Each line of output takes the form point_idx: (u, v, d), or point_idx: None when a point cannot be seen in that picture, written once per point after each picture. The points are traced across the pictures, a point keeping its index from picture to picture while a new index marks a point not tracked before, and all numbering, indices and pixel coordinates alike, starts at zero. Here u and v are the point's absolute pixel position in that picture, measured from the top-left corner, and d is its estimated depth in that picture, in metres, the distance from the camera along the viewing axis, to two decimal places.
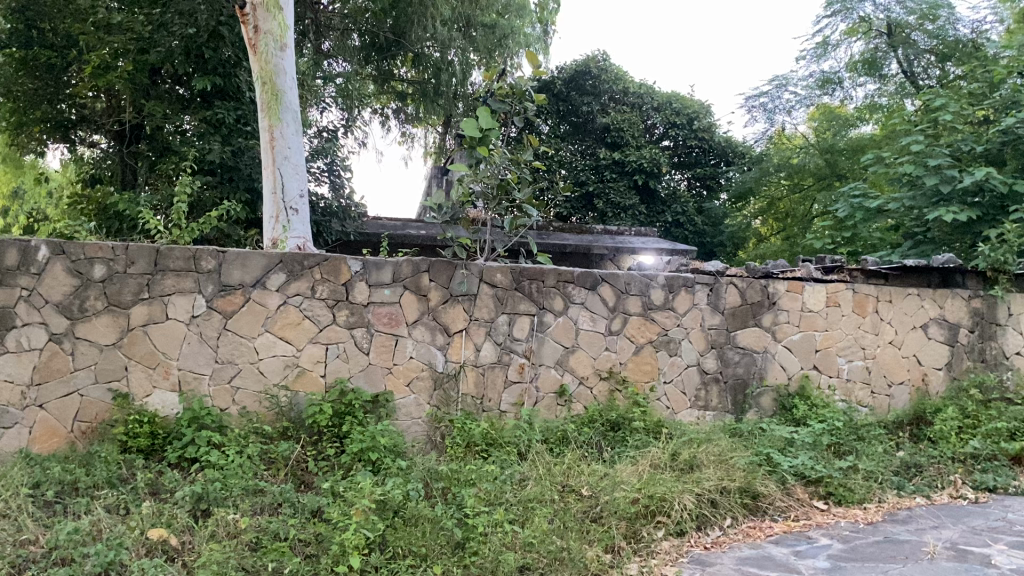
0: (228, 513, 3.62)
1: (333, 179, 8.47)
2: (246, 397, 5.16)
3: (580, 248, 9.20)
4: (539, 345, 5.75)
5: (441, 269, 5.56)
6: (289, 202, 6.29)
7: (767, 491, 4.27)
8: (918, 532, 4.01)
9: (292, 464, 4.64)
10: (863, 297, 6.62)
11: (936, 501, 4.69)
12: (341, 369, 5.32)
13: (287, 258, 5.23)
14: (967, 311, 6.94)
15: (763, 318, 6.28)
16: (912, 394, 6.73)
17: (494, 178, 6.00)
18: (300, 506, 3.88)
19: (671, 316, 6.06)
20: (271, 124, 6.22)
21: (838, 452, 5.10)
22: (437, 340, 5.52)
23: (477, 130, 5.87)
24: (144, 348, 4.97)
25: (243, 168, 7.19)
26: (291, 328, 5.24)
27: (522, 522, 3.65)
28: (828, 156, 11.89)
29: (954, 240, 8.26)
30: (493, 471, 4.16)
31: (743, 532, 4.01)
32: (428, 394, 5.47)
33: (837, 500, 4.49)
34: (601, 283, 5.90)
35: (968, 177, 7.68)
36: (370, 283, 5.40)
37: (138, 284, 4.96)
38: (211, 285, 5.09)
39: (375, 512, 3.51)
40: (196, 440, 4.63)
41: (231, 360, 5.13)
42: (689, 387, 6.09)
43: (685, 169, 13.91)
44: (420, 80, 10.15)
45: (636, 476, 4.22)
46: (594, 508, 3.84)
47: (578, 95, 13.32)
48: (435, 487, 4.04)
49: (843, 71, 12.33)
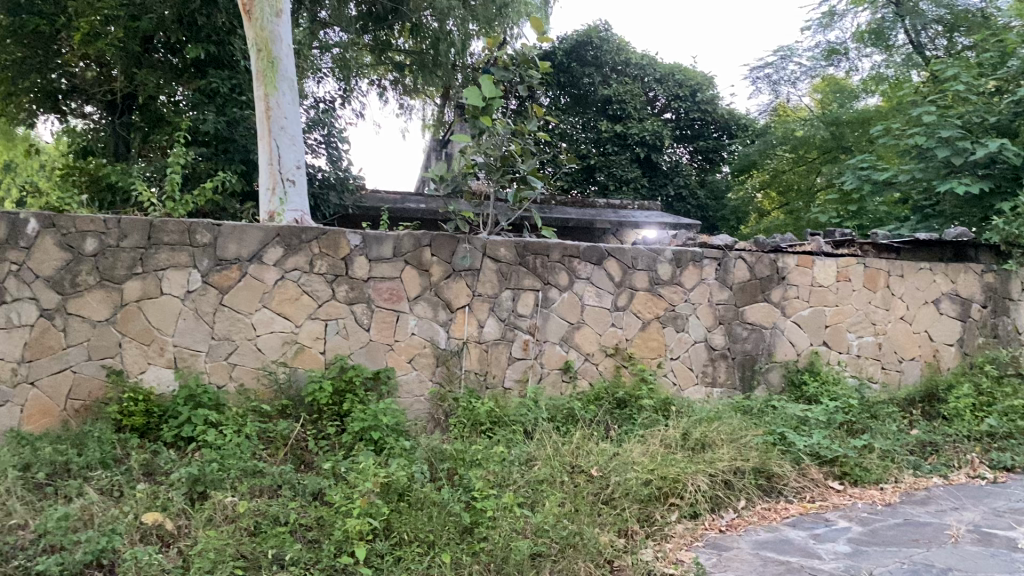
0: (226, 496, 3.48)
1: (330, 151, 8.30)
2: (244, 374, 5.02)
3: (582, 222, 9.04)
4: (544, 321, 5.60)
5: (444, 243, 5.39)
6: (286, 173, 6.11)
7: (782, 472, 4.14)
8: (938, 514, 3.89)
9: (291, 443, 4.52)
10: (874, 272, 6.47)
11: (954, 480, 4.57)
12: (340, 346, 5.18)
13: (285, 232, 5.07)
14: (980, 286, 6.81)
15: (773, 293, 6.14)
16: (923, 370, 6.61)
17: (497, 149, 5.76)
18: (301, 488, 3.75)
19: (678, 291, 5.91)
20: (267, 93, 6.00)
21: (852, 431, 4.97)
22: (440, 317, 5.37)
23: (478, 98, 5.67)
24: (138, 324, 4.83)
25: (237, 139, 6.97)
26: (289, 304, 5.09)
27: (532, 506, 3.52)
28: (833, 128, 11.71)
29: (964, 214, 8.12)
30: (501, 451, 4.01)
31: (758, 514, 3.88)
32: (430, 370, 5.33)
33: (852, 480, 4.36)
34: (607, 258, 5.75)
35: (981, 149, 7.51)
36: (370, 258, 5.24)
37: (132, 259, 4.80)
38: (207, 260, 4.94)
39: (378, 495, 3.36)
40: (193, 419, 4.53)
41: (228, 337, 4.99)
42: (696, 364, 5.95)
43: (688, 142, 13.64)
44: (419, 51, 9.90)
45: (647, 457, 4.08)
46: (604, 490, 3.72)
47: (579, 66, 13.01)
48: (440, 469, 3.88)
49: (849, 41, 12.04)
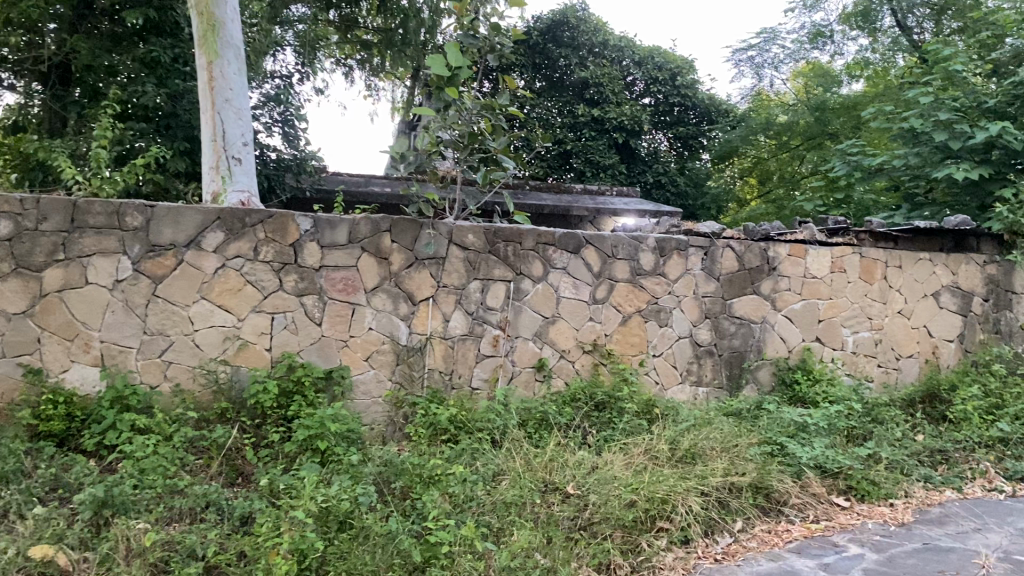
0: (135, 524, 2.94)
1: (286, 129, 7.77)
2: (180, 373, 4.48)
3: (558, 210, 8.52)
4: (516, 315, 5.08)
5: (405, 228, 4.84)
6: (231, 151, 5.53)
7: (782, 487, 3.66)
8: (961, 537, 3.43)
9: (227, 452, 4.00)
10: (871, 262, 6.00)
11: (969, 494, 4.10)
12: (289, 341, 4.64)
13: (226, 215, 4.49)
14: (982, 278, 6.39)
15: (762, 284, 5.65)
16: (922, 367, 6.18)
17: (465, 126, 5.22)
18: (227, 512, 3.24)
19: (661, 283, 5.41)
20: (209, 59, 5.38)
21: (852, 437, 4.51)
22: (400, 310, 4.84)
23: (443, 67, 5.10)
24: (59, 316, 4.30)
25: (180, 114, 6.33)
26: (230, 295, 4.53)
27: (496, 538, 3.02)
28: (817, 113, 11.21)
29: (963, 201, 7.69)
30: (463, 469, 3.48)
31: (758, 539, 3.37)
32: (390, 369, 4.81)
33: (859, 496, 3.87)
34: (584, 246, 5.23)
35: (981, 132, 7.05)
36: (323, 244, 4.68)
37: (52, 244, 4.26)
38: (137, 245, 4.37)
39: (314, 526, 2.84)
40: (118, 425, 4.00)
41: (162, 332, 4.44)
42: (680, 361, 5.46)
43: (667, 128, 13.06)
44: (387, 29, 9.23)
45: (631, 472, 3.60)
46: (581, 514, 3.23)
47: (555, 47, 12.40)
48: (393, 488, 3.36)
49: (834, 24, 11.81)
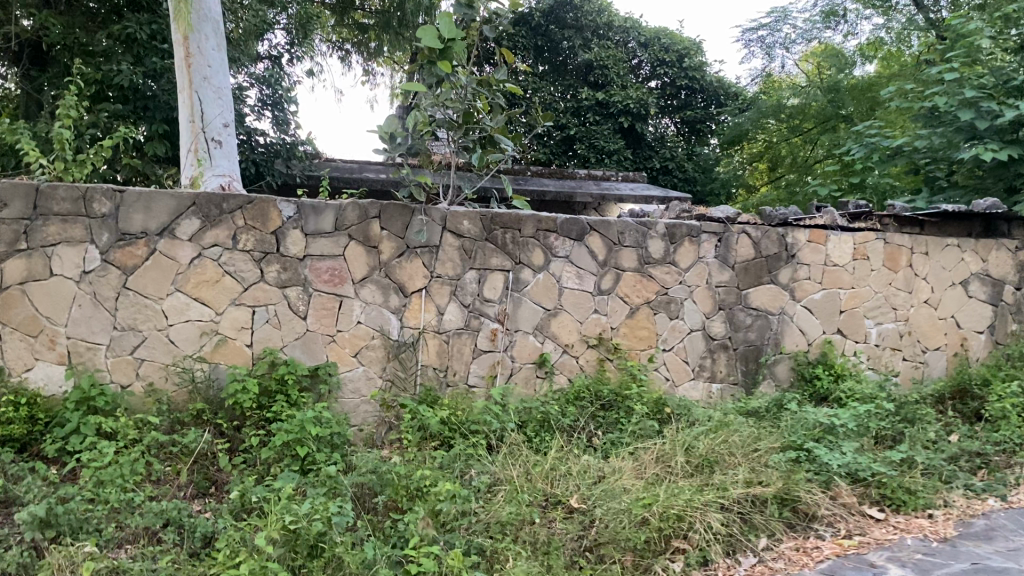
0: (78, 550, 2.59)
1: (276, 113, 7.39)
2: (154, 371, 4.11)
3: (561, 197, 8.12)
4: (515, 308, 4.71)
5: (395, 214, 4.45)
6: (210, 133, 5.16)
7: (811, 499, 3.30)
8: (1013, 556, 3.06)
9: (200, 459, 3.64)
10: (895, 249, 5.59)
11: (1015, 503, 3.72)
12: (271, 337, 4.27)
13: (201, 200, 4.10)
14: (1013, 264, 6.00)
15: (780, 273, 5.26)
16: (949, 361, 5.81)
17: (459, 103, 4.78)
18: (189, 531, 2.89)
19: (672, 272, 5.02)
20: (184, 34, 4.99)
21: (882, 440, 4.14)
22: (391, 302, 4.47)
23: (435, 40, 4.67)
24: (21, 311, 3.95)
25: (159, 95, 5.95)
26: (207, 287, 4.15)
27: (488, 567, 2.68)
28: (831, 95, 10.77)
29: (989, 184, 7.28)
30: (454, 482, 3.11)
31: (784, 558, 3.00)
32: (380, 366, 4.45)
33: (894, 507, 3.50)
34: (589, 233, 4.84)
35: (1011, 110, 6.61)
36: (307, 232, 4.29)
37: (14, 232, 3.90)
38: (106, 234, 4.00)
39: (278, 556, 2.49)
40: (82, 429, 3.65)
41: (133, 328, 4.08)
42: (692, 355, 5.10)
43: (674, 112, 12.74)
44: (384, 10, 8.65)
45: (641, 482, 3.24)
46: (585, 534, 2.90)
47: (558, 29, 12.03)
48: (376, 504, 3.00)
49: (847, 2, 11.23)
